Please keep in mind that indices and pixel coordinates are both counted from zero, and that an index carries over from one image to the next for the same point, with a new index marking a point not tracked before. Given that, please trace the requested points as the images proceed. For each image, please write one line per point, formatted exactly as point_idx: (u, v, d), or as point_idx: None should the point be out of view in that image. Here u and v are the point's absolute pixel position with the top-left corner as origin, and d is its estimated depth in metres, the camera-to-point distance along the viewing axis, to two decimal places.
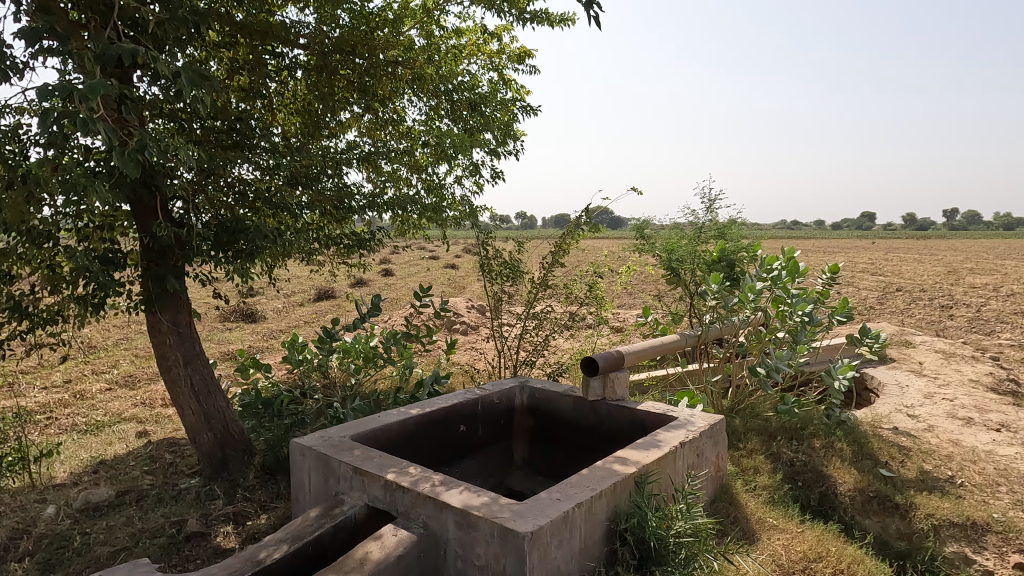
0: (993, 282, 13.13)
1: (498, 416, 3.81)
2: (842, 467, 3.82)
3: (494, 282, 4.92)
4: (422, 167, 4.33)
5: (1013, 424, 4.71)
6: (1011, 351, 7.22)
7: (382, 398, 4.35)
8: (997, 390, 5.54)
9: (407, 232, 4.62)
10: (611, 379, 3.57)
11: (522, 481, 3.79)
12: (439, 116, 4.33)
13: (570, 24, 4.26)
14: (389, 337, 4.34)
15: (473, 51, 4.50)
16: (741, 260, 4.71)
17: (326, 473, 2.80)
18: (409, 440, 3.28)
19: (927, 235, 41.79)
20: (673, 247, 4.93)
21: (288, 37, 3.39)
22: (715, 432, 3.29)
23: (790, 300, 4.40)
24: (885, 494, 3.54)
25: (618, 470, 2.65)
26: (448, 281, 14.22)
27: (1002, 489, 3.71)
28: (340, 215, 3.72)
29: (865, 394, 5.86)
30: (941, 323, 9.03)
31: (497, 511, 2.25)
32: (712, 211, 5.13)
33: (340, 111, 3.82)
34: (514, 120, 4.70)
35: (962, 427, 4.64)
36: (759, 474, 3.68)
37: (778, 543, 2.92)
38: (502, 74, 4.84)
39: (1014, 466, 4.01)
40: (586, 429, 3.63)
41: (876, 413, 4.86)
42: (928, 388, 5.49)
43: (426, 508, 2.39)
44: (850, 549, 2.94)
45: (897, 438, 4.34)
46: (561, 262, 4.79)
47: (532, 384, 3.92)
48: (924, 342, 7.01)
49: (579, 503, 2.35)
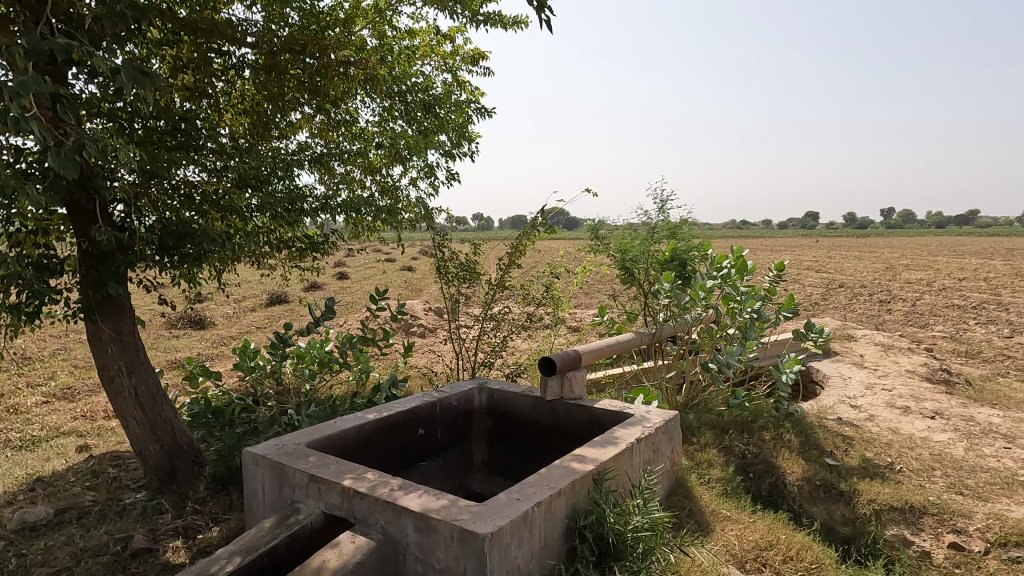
0: (927, 278, 13.79)
1: (457, 418, 3.80)
2: (791, 457, 3.97)
3: (451, 284, 4.89)
4: (375, 168, 4.30)
5: (946, 411, 4.96)
6: (943, 342, 7.63)
7: (338, 402, 4.28)
8: (932, 379, 5.82)
9: (361, 235, 4.56)
10: (568, 378, 3.60)
11: (482, 483, 3.80)
12: (392, 117, 4.33)
13: (524, 27, 4.30)
14: (345, 341, 4.26)
15: (427, 52, 4.50)
16: (693, 259, 4.86)
17: (281, 481, 2.74)
18: (366, 445, 3.24)
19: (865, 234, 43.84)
20: (627, 248, 4.96)
21: (234, 35, 3.28)
22: (670, 427, 3.36)
23: (739, 297, 4.55)
24: (830, 482, 3.70)
25: (576, 468, 2.68)
26: (406, 283, 14.19)
27: (937, 473, 3.87)
28: (291, 217, 3.69)
29: (812, 385, 6.10)
30: (879, 316, 9.49)
31: (456, 514, 2.25)
32: (664, 212, 5.23)
33: (291, 111, 3.75)
34: (468, 121, 4.75)
35: (900, 415, 4.87)
36: (713, 468, 3.80)
37: (731, 533, 3.03)
38: (456, 76, 4.84)
39: (947, 450, 4.22)
40: (545, 428, 3.66)
41: (822, 405, 5.06)
42: (869, 379, 5.76)
43: (385, 513, 2.37)
44: (798, 537, 3.06)
45: (840, 428, 4.54)
46: (517, 262, 4.80)
47: (490, 385, 3.94)
48: (864, 336, 7.33)
49: (539, 503, 2.37)
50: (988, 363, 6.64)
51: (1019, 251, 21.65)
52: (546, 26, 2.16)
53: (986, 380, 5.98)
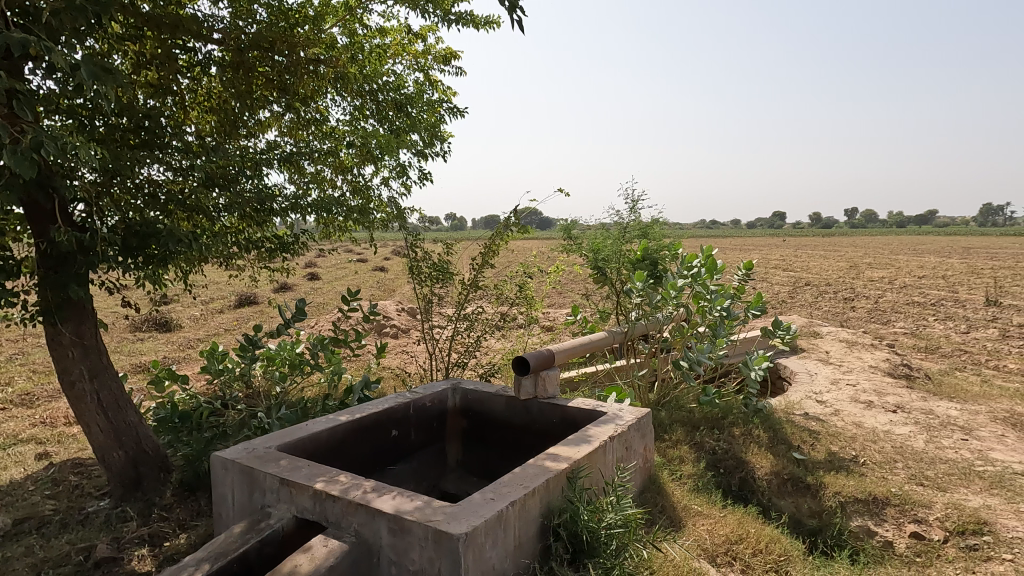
0: (889, 276, 14.18)
1: (431, 419, 3.78)
2: (760, 452, 4.05)
3: (424, 284, 4.87)
4: (347, 168, 4.26)
5: (907, 405, 5.12)
6: (904, 338, 7.87)
7: (310, 405, 4.23)
8: (894, 374, 6.00)
9: (332, 235, 4.51)
10: (542, 377, 3.62)
11: (456, 484, 3.79)
12: (363, 116, 4.30)
13: (496, 27, 4.30)
14: (316, 343, 4.20)
15: (399, 51, 4.47)
16: (664, 258, 4.93)
17: (251, 486, 2.69)
18: (338, 448, 3.20)
19: (830, 234, 44.92)
20: (599, 247, 5.01)
21: (200, 31, 3.21)
22: (642, 424, 3.40)
23: (709, 295, 4.63)
24: (798, 476, 3.78)
25: (550, 467, 2.70)
26: (378, 283, 14.08)
27: (899, 465, 3.98)
28: (261, 217, 3.63)
29: (780, 382, 6.23)
30: (844, 313, 9.75)
31: (430, 514, 2.24)
32: (635, 212, 5.29)
33: (259, 109, 3.69)
34: (440, 121, 4.75)
35: (864, 410, 5.01)
36: (684, 464, 3.86)
37: (703, 528, 3.08)
38: (428, 75, 4.82)
39: (908, 443, 4.36)
40: (518, 427, 3.67)
41: (789, 400, 5.18)
42: (834, 375, 5.91)
43: (358, 516, 2.35)
44: (767, 530, 3.13)
45: (807, 423, 4.65)
46: (490, 262, 4.79)
47: (464, 385, 3.93)
48: (830, 333, 7.52)
49: (513, 502, 2.37)
50: (947, 358, 6.87)
51: (976, 250, 22.41)
52: (516, 28, 2.23)
53: (944, 374, 6.19)
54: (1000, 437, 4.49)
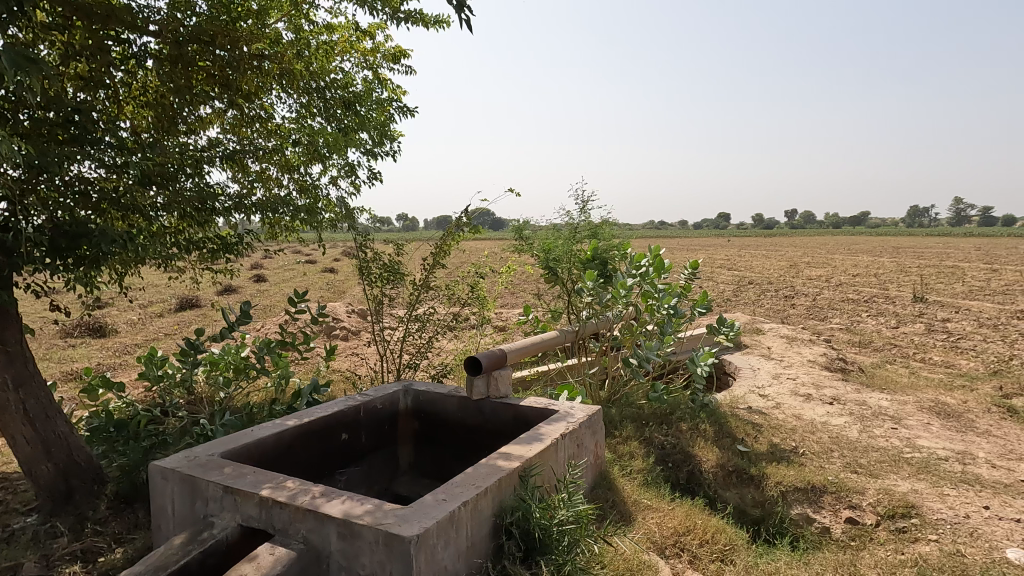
0: (826, 274, 14.83)
1: (382, 421, 3.73)
2: (706, 446, 4.17)
3: (374, 285, 4.80)
4: (293, 166, 4.16)
5: (842, 397, 5.37)
6: (840, 333, 8.25)
7: (256, 410, 4.11)
8: (831, 367, 6.28)
9: (279, 235, 4.39)
10: (494, 377, 3.63)
11: (409, 486, 3.76)
12: (310, 114, 4.21)
13: (445, 27, 4.29)
14: (262, 346, 4.08)
15: (347, 48, 4.39)
16: (613, 257, 5.09)
17: (193, 495, 2.59)
18: (285, 453, 3.12)
19: (771, 235, 46.64)
20: (550, 247, 5.05)
21: (135, 22, 3.07)
22: (593, 421, 3.46)
23: (657, 293, 4.73)
24: (742, 468, 3.92)
25: (502, 466, 2.71)
26: (327, 284, 13.80)
27: (835, 454, 4.17)
28: (203, 217, 3.51)
29: (725, 377, 6.44)
30: (785, 310, 10.15)
31: (381, 518, 2.21)
32: (586, 212, 5.35)
33: (200, 105, 3.56)
34: (391, 120, 4.73)
35: (803, 402, 5.23)
36: (634, 459, 3.94)
37: (652, 521, 3.15)
38: (377, 73, 4.76)
39: (844, 433, 4.57)
40: (471, 427, 3.67)
41: (734, 395, 5.36)
42: (776, 369, 6.14)
43: (306, 522, 2.29)
44: (713, 521, 3.22)
45: (750, 416, 4.82)
46: (442, 262, 4.76)
47: (416, 386, 3.90)
48: (771, 329, 7.82)
49: (465, 502, 2.37)
50: (878, 352, 7.24)
51: (906, 250, 23.62)
52: (465, 28, 2.19)
53: (876, 367, 6.52)
54: (926, 425, 4.77)
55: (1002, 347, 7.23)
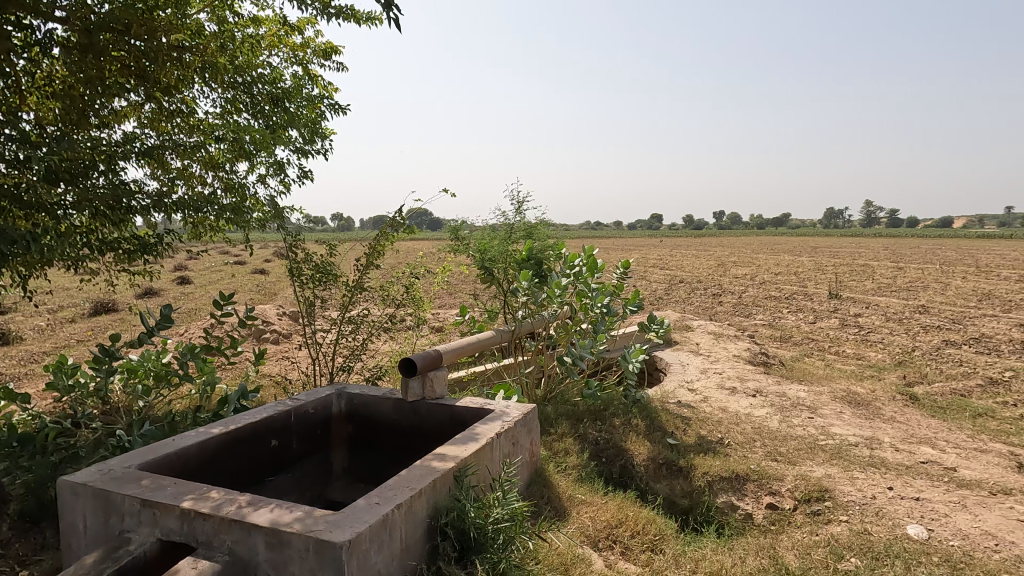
0: (751, 273, 15.56)
1: (314, 426, 3.64)
2: (637, 440, 4.30)
3: (306, 286, 4.67)
4: (218, 163, 3.99)
5: (764, 389, 5.66)
6: (763, 329, 8.68)
7: (179, 419, 3.91)
8: (754, 361, 6.60)
9: (202, 235, 4.21)
10: (429, 378, 3.61)
11: (342, 491, 3.68)
12: (236, 110, 4.06)
13: (378, 24, 4.24)
14: (185, 352, 3.88)
15: (274, 43, 4.26)
16: (547, 258, 5.18)
17: (107, 511, 2.45)
18: (210, 462, 3.00)
19: (701, 235, 48.45)
20: (486, 247, 5.07)
21: (38, 8, 2.88)
22: (528, 420, 3.50)
23: (591, 293, 4.85)
24: (671, 460, 4.06)
25: (436, 467, 2.70)
26: (257, 286, 13.30)
27: (757, 444, 4.39)
28: (118, 216, 3.33)
29: (656, 373, 6.65)
30: (712, 308, 10.58)
31: (311, 524, 2.16)
32: (521, 213, 5.40)
33: (114, 97, 3.37)
34: (321, 117, 4.64)
35: (728, 395, 5.48)
36: (569, 455, 4.02)
37: (586, 515, 3.22)
38: (307, 69, 4.65)
39: (765, 423, 4.82)
40: (406, 429, 3.64)
41: (664, 390, 5.54)
42: (704, 364, 6.40)
43: (232, 533, 2.21)
44: (644, 513, 3.33)
45: (680, 410, 5.00)
46: (376, 262, 4.69)
47: (350, 390, 3.83)
48: (700, 326, 8.13)
49: (399, 505, 2.35)
50: (797, 346, 7.66)
51: (822, 250, 25.02)
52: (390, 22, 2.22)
53: (795, 360, 6.91)
54: (838, 413, 5.09)
55: (905, 339, 7.81)
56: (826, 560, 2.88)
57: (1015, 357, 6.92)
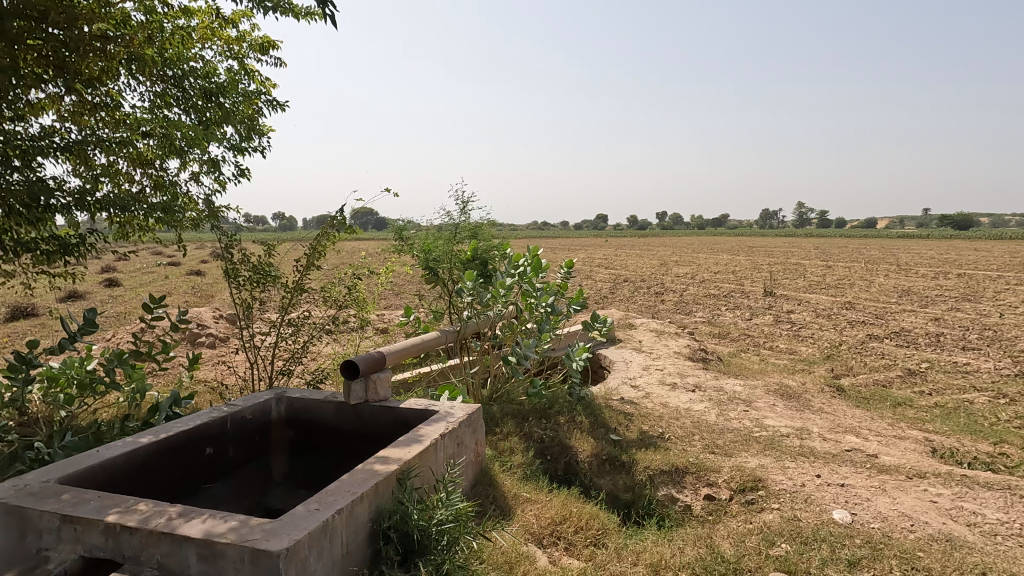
0: (692, 272, 16.04)
1: (252, 432, 3.53)
2: (581, 436, 4.37)
3: (243, 289, 4.52)
4: (148, 160, 3.82)
5: (703, 384, 5.84)
6: (703, 326, 8.97)
7: (105, 429, 3.72)
8: (694, 358, 6.81)
9: (130, 234, 4.02)
10: (372, 380, 3.56)
11: (283, 498, 3.58)
12: (167, 105, 3.89)
13: (317, 20, 4.15)
14: (112, 358, 3.69)
15: (208, 35, 4.11)
16: (493, 257, 5.24)
17: (22, 529, 2.31)
18: (139, 473, 2.86)
19: (645, 235, 49.59)
20: (430, 247, 5.05)
21: None
22: (473, 420, 3.50)
23: (535, 293, 4.89)
24: (614, 455, 4.15)
25: (378, 471, 2.67)
26: (192, 288, 12.75)
27: (696, 437, 4.53)
28: (35, 215, 3.15)
29: (600, 370, 6.77)
30: (655, 306, 10.86)
31: (247, 534, 2.10)
32: (466, 213, 5.40)
33: (30, 89, 3.18)
34: (259, 114, 4.51)
35: (669, 391, 5.63)
36: (514, 454, 4.04)
37: (530, 513, 3.25)
38: (243, 64, 4.50)
39: (704, 417, 4.99)
40: (349, 433, 3.58)
41: (608, 387, 5.65)
42: (646, 361, 6.55)
43: (161, 546, 2.12)
44: (588, 508, 3.39)
45: (623, 406, 5.11)
46: (316, 263, 4.59)
47: (289, 394, 3.73)
48: (642, 324, 8.33)
49: (339, 510, 2.31)
50: (735, 342, 7.95)
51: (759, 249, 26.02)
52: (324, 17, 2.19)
53: (732, 355, 7.17)
54: (772, 406, 5.32)
55: (834, 334, 8.23)
56: (759, 546, 3.01)
57: (932, 350, 7.39)
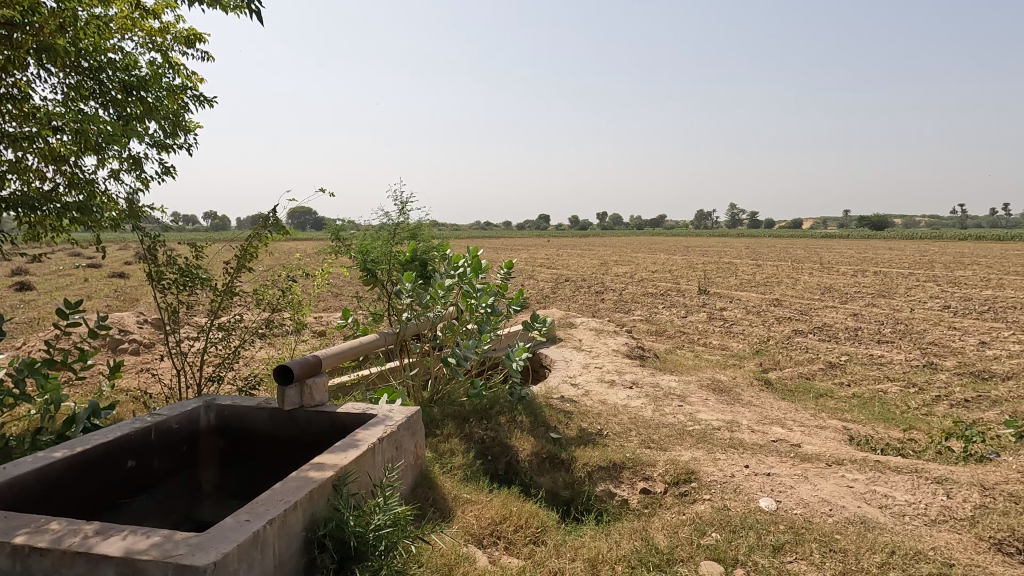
0: (631, 271, 16.42)
1: (179, 442, 3.38)
2: (522, 436, 4.41)
3: (168, 292, 4.32)
4: (61, 157, 3.59)
5: (640, 380, 6.00)
6: (640, 324, 9.20)
7: (14, 443, 3.47)
8: (631, 355, 6.98)
9: (41, 235, 3.77)
10: (307, 386, 3.47)
11: (213, 510, 3.45)
12: (82, 98, 3.67)
13: (246, 14, 4.01)
14: (23, 368, 3.43)
15: (127, 25, 3.90)
16: (432, 259, 5.15)
17: None
18: (53, 489, 2.69)
19: (586, 235, 50.41)
20: (368, 249, 5.00)
21: None
22: (412, 422, 3.47)
23: (476, 293, 4.90)
24: (554, 453, 4.20)
25: (313, 478, 2.61)
26: (114, 291, 12.05)
27: (633, 433, 4.66)
28: None
29: (541, 370, 6.84)
30: (595, 305, 11.05)
31: (170, 549, 2.01)
32: (405, 213, 5.34)
33: None
34: (185, 109, 4.32)
35: (608, 388, 5.75)
36: (455, 456, 4.03)
37: (470, 513, 3.25)
38: (166, 56, 4.29)
39: (640, 413, 5.12)
40: (284, 440, 3.48)
41: (548, 386, 5.72)
42: (585, 360, 6.67)
43: (75, 567, 2.00)
44: (528, 507, 3.43)
45: (562, 404, 5.19)
46: (247, 266, 4.43)
47: (220, 401, 3.60)
48: (582, 323, 8.47)
49: (271, 520, 2.25)
50: (671, 339, 8.21)
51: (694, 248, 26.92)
52: None
53: (668, 352, 7.39)
54: (704, 400, 5.52)
55: (762, 330, 8.62)
56: (690, 537, 3.12)
57: (850, 343, 7.86)
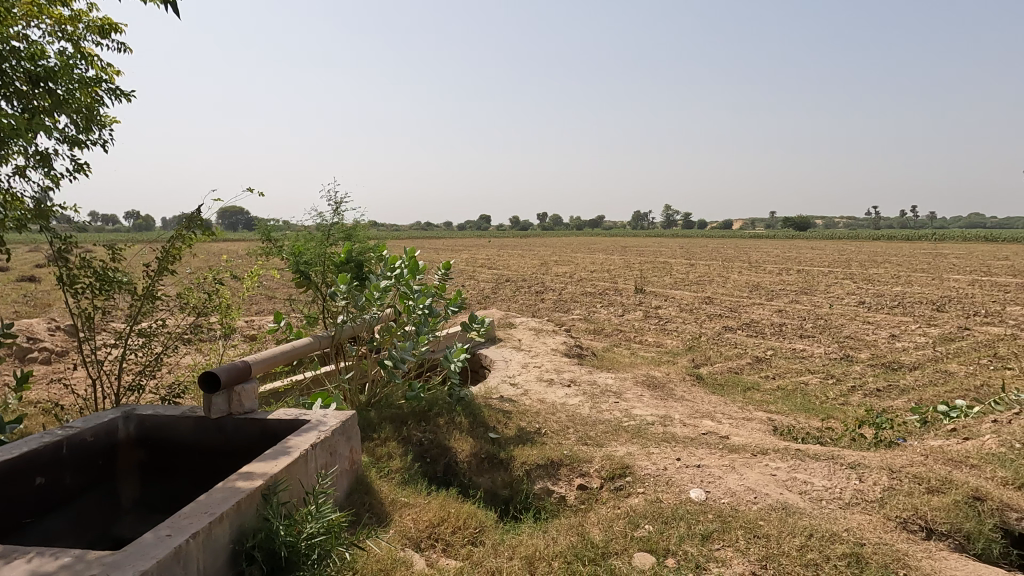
0: (570, 271, 16.65)
1: (95, 456, 3.18)
2: (460, 437, 4.40)
3: (82, 298, 4.06)
4: None
5: (578, 379, 6.10)
6: (579, 323, 9.35)
7: None
8: (570, 354, 7.09)
9: None
10: (235, 393, 3.34)
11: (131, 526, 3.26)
12: None
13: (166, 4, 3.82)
14: None
15: (32, 12, 3.64)
16: (368, 260, 5.06)
17: None
18: None
19: (527, 235, 50.78)
20: (301, 250, 4.83)
21: None
22: (347, 427, 3.41)
23: (413, 294, 4.84)
24: (493, 453, 4.22)
25: (241, 488, 2.52)
26: (23, 297, 11.22)
27: (570, 430, 4.73)
28: None
29: (481, 370, 6.84)
30: (534, 305, 11.15)
31: (82, 570, 1.90)
32: (339, 214, 5.22)
33: None
34: (99, 103, 4.08)
35: (546, 387, 5.82)
36: (392, 459, 3.98)
37: (408, 517, 3.22)
38: (77, 46, 4.03)
39: (578, 410, 5.21)
40: (211, 449, 3.34)
41: (488, 386, 5.73)
42: (525, 359, 6.72)
43: None
44: (466, 508, 3.43)
45: (501, 404, 5.21)
46: (170, 269, 4.21)
47: (140, 411, 3.41)
48: (522, 322, 8.53)
49: (194, 534, 2.15)
50: (608, 337, 8.38)
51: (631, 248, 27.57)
52: None
53: (606, 350, 7.54)
54: (639, 396, 5.67)
55: (695, 327, 8.93)
56: (624, 529, 3.20)
57: (776, 338, 8.25)
